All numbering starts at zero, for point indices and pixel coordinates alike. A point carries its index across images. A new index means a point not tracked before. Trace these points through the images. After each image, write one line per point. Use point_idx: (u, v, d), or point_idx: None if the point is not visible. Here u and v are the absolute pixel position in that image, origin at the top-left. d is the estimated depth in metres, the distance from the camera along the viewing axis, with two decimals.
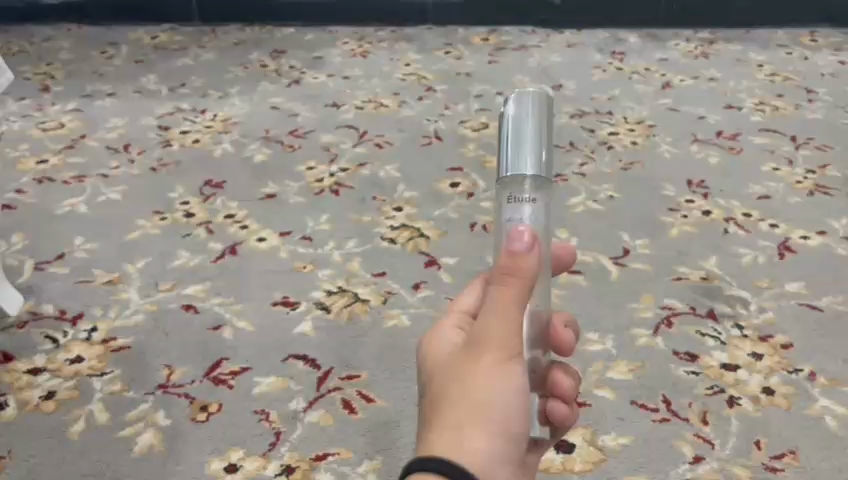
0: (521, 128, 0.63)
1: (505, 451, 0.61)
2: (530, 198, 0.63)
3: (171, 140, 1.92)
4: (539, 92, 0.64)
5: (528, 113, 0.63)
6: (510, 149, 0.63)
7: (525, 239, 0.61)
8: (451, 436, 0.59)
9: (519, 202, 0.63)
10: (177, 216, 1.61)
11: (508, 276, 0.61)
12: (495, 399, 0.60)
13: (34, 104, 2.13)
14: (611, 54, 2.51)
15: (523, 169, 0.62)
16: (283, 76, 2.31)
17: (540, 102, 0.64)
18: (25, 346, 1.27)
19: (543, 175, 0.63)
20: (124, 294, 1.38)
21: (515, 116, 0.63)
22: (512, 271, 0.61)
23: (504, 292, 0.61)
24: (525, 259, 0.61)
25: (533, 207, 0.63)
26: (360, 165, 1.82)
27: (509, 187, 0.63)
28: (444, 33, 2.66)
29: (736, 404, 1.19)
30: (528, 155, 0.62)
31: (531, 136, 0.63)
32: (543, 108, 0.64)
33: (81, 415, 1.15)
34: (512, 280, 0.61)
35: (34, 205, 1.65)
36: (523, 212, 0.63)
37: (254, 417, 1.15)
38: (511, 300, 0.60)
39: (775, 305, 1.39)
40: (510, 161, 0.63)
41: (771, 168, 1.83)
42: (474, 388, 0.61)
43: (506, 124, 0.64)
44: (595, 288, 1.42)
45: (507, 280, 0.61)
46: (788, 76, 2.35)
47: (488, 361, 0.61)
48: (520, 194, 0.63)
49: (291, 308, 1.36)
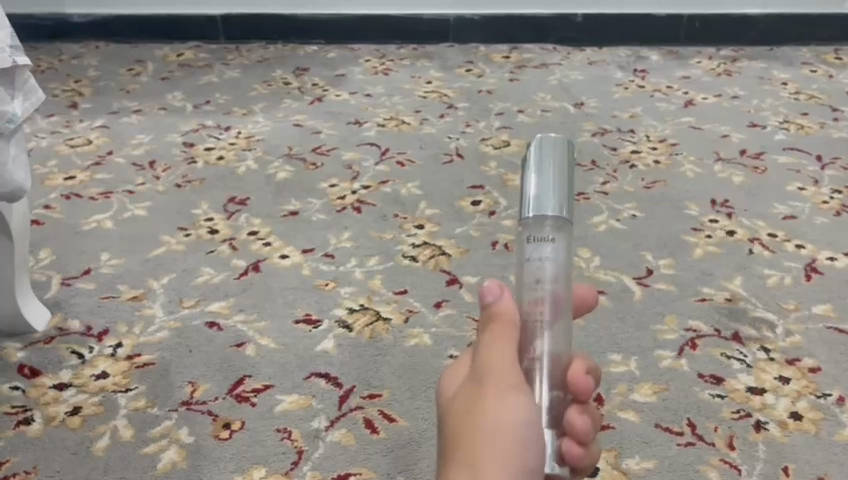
0: (541, 172, 0.67)
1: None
2: (551, 238, 0.67)
3: (196, 157, 1.94)
4: (560, 137, 0.69)
5: (550, 158, 0.68)
6: (532, 193, 0.67)
7: (495, 291, 0.71)
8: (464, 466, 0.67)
9: (540, 242, 0.67)
10: (201, 232, 1.63)
11: (493, 320, 0.69)
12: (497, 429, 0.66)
13: (63, 120, 2.17)
14: (633, 72, 2.50)
15: (546, 209, 0.67)
16: (306, 94, 2.33)
17: (561, 147, 0.68)
18: (52, 361, 1.28)
19: (565, 216, 0.67)
20: (149, 310, 1.40)
21: (536, 160, 0.68)
22: (493, 314, 0.70)
23: (490, 332, 0.69)
24: (502, 305, 0.70)
25: (554, 247, 0.67)
26: (382, 182, 1.83)
27: (531, 227, 0.68)
28: (465, 51, 2.67)
29: (762, 429, 1.17)
30: (551, 197, 0.67)
31: (552, 180, 0.67)
32: (563, 152, 0.68)
33: (106, 432, 1.16)
34: (494, 321, 0.69)
35: (62, 220, 1.67)
36: (544, 251, 0.67)
37: (277, 436, 1.15)
38: (498, 338, 0.69)
39: (802, 328, 1.37)
40: (532, 203, 0.67)
41: (796, 188, 1.82)
42: (478, 422, 0.68)
43: (527, 171, 0.68)
44: (618, 309, 1.41)
45: (492, 323, 0.70)
46: (813, 94, 2.33)
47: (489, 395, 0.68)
48: (542, 234, 0.67)
49: (313, 326, 1.36)
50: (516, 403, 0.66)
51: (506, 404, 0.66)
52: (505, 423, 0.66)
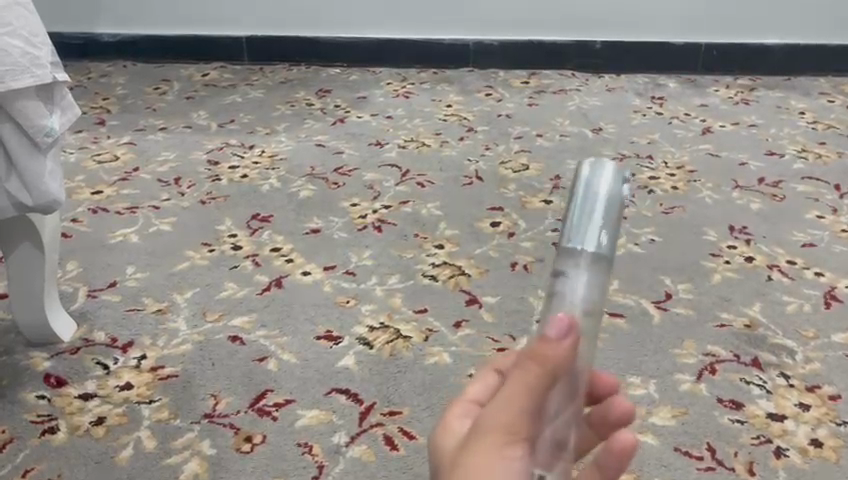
0: (592, 200, 0.55)
1: None
2: (586, 271, 0.54)
3: (220, 175, 1.97)
4: (618, 165, 0.56)
5: (603, 184, 0.55)
6: (574, 220, 0.55)
7: (561, 325, 0.53)
8: None
9: (573, 274, 0.55)
10: (225, 248, 1.65)
11: (528, 360, 0.52)
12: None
13: (91, 136, 2.21)
14: (651, 99, 2.53)
15: (585, 243, 0.54)
16: (328, 115, 2.37)
17: (618, 175, 0.56)
18: (77, 371, 1.30)
19: (605, 251, 0.54)
20: (172, 323, 1.42)
21: (587, 185, 0.55)
22: (531, 356, 0.52)
23: (521, 376, 0.52)
24: (552, 347, 0.52)
25: (589, 291, 0.54)
26: (403, 203, 1.85)
27: (566, 260, 0.55)
28: (484, 76, 2.71)
29: (783, 456, 1.17)
30: (593, 231, 0.54)
31: (602, 211, 0.55)
32: (619, 181, 0.56)
33: (129, 442, 1.17)
34: (529, 364, 0.52)
35: (89, 234, 1.70)
36: (576, 284, 0.55)
37: (298, 450, 1.16)
38: (522, 384, 0.52)
39: (822, 355, 1.37)
40: (571, 230, 0.55)
41: (815, 216, 1.82)
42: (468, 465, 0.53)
43: (574, 194, 0.56)
44: (636, 332, 1.42)
45: (527, 367, 0.52)
46: (831, 124, 2.34)
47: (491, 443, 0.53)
48: (578, 273, 0.55)
49: (334, 342, 1.38)
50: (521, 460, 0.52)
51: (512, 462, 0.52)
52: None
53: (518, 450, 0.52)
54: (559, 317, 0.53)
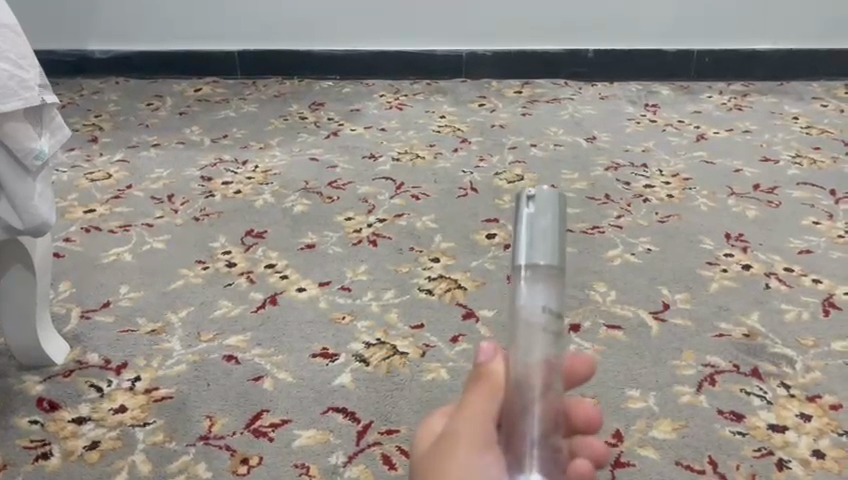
0: (538, 216, 0.52)
1: None
2: (543, 285, 0.52)
3: (214, 191, 1.97)
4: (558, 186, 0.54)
5: (548, 203, 0.53)
6: (524, 240, 0.52)
7: (487, 349, 0.58)
8: None
9: (531, 290, 0.52)
10: (219, 265, 1.64)
11: (477, 380, 0.58)
12: None
13: (83, 154, 2.20)
14: (644, 107, 2.52)
15: (537, 257, 0.51)
16: (321, 129, 2.36)
17: (560, 195, 0.54)
18: (71, 395, 1.28)
19: (557, 264, 0.52)
20: (167, 344, 1.40)
21: (532, 206, 0.53)
22: (477, 377, 0.58)
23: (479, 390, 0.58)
24: (492, 366, 0.57)
25: (550, 303, 0.52)
26: (398, 216, 1.84)
27: (522, 279, 0.52)
28: (477, 86, 2.70)
29: (785, 468, 1.16)
30: (545, 246, 0.51)
31: (550, 226, 0.52)
32: (561, 201, 0.53)
33: (124, 466, 1.16)
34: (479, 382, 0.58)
35: (82, 253, 1.69)
36: (537, 299, 0.52)
37: (295, 472, 1.15)
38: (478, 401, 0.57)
39: (822, 364, 1.36)
40: (523, 252, 0.52)
41: (810, 222, 1.82)
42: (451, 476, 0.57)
43: (520, 213, 0.53)
44: (634, 344, 1.41)
45: (478, 384, 0.58)
46: (824, 129, 2.34)
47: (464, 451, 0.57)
48: (535, 290, 0.52)
49: (330, 360, 1.37)
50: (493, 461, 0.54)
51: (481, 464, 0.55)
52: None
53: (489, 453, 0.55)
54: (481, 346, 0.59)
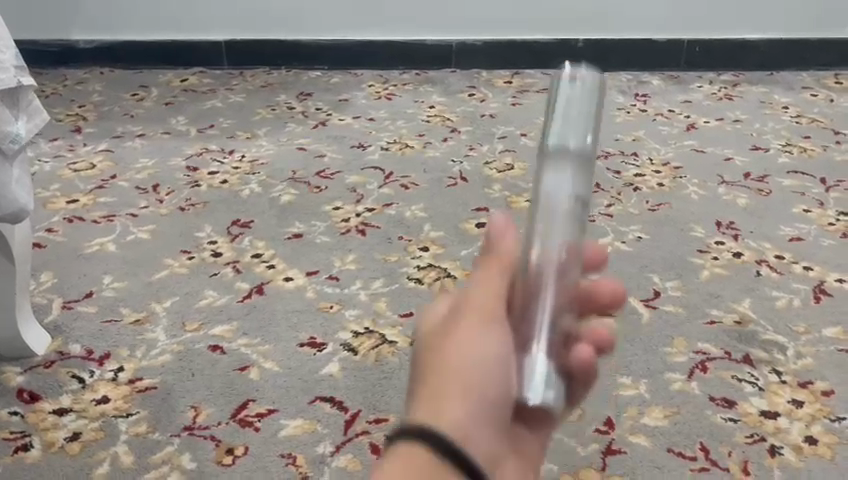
0: (577, 98, 0.62)
1: (487, 414, 0.58)
2: (572, 165, 0.60)
3: (200, 181, 1.94)
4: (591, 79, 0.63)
5: (581, 93, 0.62)
6: (560, 118, 0.61)
7: (505, 230, 0.63)
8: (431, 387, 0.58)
9: (562, 165, 0.60)
10: (205, 255, 1.62)
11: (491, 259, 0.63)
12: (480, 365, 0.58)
13: (66, 144, 2.17)
14: (635, 96, 2.51)
15: (569, 137, 0.60)
16: (309, 118, 2.34)
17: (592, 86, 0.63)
18: (51, 386, 1.26)
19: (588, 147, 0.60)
20: (151, 334, 1.38)
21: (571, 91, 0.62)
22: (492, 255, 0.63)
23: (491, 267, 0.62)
24: (506, 245, 0.63)
25: (578, 181, 0.60)
26: (387, 205, 1.82)
27: (552, 154, 0.60)
28: (467, 76, 2.68)
29: (777, 454, 1.14)
30: (578, 126, 0.60)
31: (585, 108, 0.61)
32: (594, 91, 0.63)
33: (106, 458, 1.13)
34: (494, 258, 0.63)
35: (65, 244, 1.66)
36: (565, 178, 0.60)
37: (282, 462, 1.13)
38: (492, 276, 0.62)
39: (813, 350, 1.35)
40: (557, 130, 0.61)
41: (801, 210, 1.81)
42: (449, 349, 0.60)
43: (561, 94, 0.62)
44: (625, 331, 1.39)
45: (492, 261, 0.63)
46: (815, 118, 2.34)
47: (466, 323, 0.61)
48: (564, 169, 0.60)
49: (317, 349, 1.34)
50: (501, 338, 0.60)
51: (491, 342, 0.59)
52: (486, 360, 0.58)
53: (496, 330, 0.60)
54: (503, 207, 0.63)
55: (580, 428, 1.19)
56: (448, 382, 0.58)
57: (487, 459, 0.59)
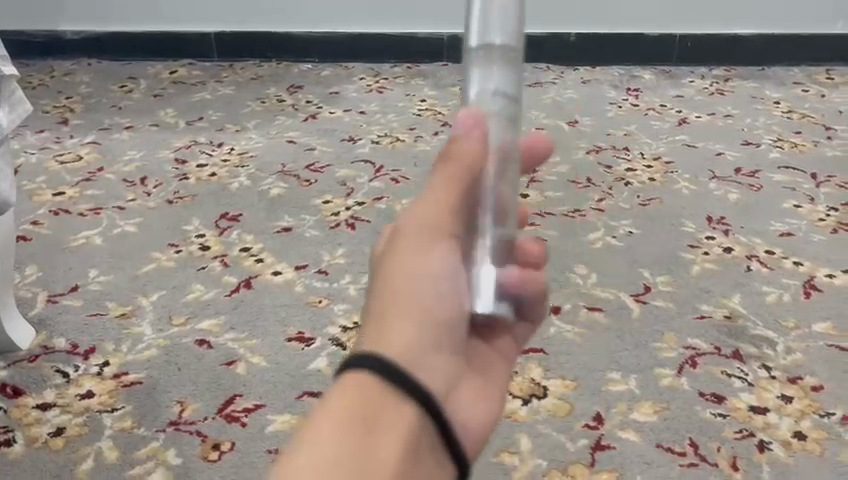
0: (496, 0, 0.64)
1: (434, 335, 0.63)
2: (499, 64, 0.64)
3: (188, 174, 1.92)
4: None
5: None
6: (479, 24, 0.64)
7: (471, 124, 0.63)
8: (377, 321, 0.62)
9: (488, 66, 0.64)
10: (192, 249, 1.60)
11: (448, 159, 0.64)
12: (423, 292, 0.63)
13: (53, 136, 2.15)
14: (626, 91, 2.50)
15: (494, 37, 0.64)
16: (299, 111, 2.32)
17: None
18: (35, 381, 1.24)
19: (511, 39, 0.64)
20: (137, 328, 1.36)
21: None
22: (449, 157, 0.64)
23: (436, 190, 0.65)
24: (466, 144, 0.63)
25: (504, 79, 0.64)
26: (377, 199, 1.81)
27: (478, 59, 0.64)
28: (458, 70, 2.67)
29: (766, 450, 1.14)
30: (499, 27, 0.64)
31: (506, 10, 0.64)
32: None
33: (90, 453, 1.12)
34: (450, 159, 0.64)
35: (50, 237, 1.64)
36: (493, 76, 0.64)
37: (268, 457, 1.12)
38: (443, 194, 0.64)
39: (803, 345, 1.35)
40: (478, 32, 0.64)
41: (792, 205, 1.81)
42: (397, 273, 0.64)
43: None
44: (615, 326, 1.39)
45: (446, 163, 0.64)
46: (806, 113, 2.33)
47: (408, 245, 0.65)
48: (490, 67, 0.64)
49: (306, 344, 1.33)
50: (444, 259, 0.64)
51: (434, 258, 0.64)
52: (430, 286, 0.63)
53: (439, 250, 0.64)
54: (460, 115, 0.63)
55: (569, 424, 1.18)
56: (395, 305, 0.63)
57: (442, 381, 0.64)
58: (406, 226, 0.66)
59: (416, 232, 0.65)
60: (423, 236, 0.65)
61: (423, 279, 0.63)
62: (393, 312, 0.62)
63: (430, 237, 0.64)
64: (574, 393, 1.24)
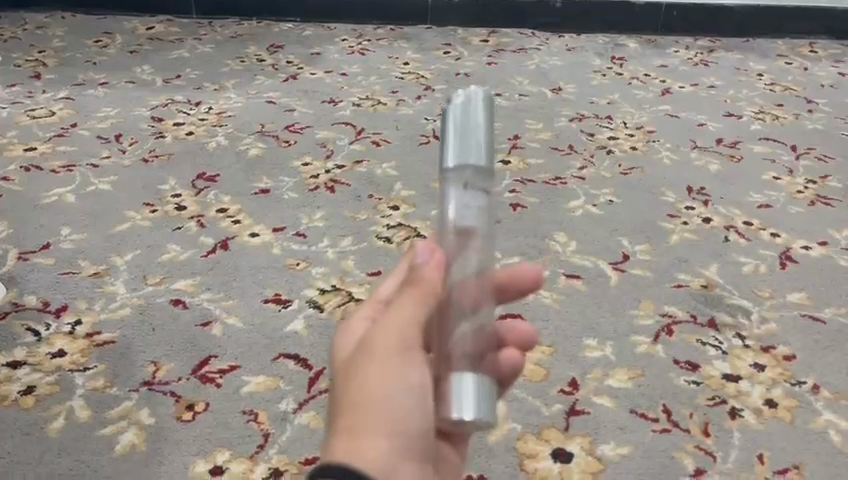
0: (466, 123, 0.60)
1: (405, 447, 0.57)
2: (472, 189, 0.59)
3: (164, 132, 1.88)
4: (483, 99, 0.62)
5: (475, 111, 0.61)
6: (452, 144, 0.60)
7: (424, 252, 0.59)
8: (346, 436, 0.57)
9: (462, 193, 0.59)
10: (168, 208, 1.57)
11: (413, 284, 0.60)
12: (391, 400, 0.57)
13: (25, 90, 2.09)
14: (611, 59, 2.48)
15: (467, 160, 0.59)
16: (280, 72, 2.27)
17: (485, 107, 0.62)
18: (5, 338, 1.22)
19: (487, 166, 0.59)
20: (111, 287, 1.34)
21: (461, 110, 0.60)
22: (412, 283, 0.60)
23: (409, 297, 0.60)
24: (427, 272, 0.59)
25: (475, 207, 0.59)
26: (357, 162, 1.79)
27: (450, 182, 0.59)
28: (442, 34, 2.63)
29: (737, 416, 1.15)
30: (473, 148, 0.59)
31: (477, 131, 0.60)
32: (485, 111, 0.61)
33: (61, 412, 1.11)
34: (417, 286, 0.59)
35: (21, 193, 1.60)
36: (466, 205, 0.59)
37: (243, 418, 1.11)
38: (413, 306, 0.59)
39: (777, 315, 1.36)
40: (454, 153, 0.59)
41: (772, 177, 1.81)
42: (368, 381, 0.59)
43: (450, 119, 0.61)
44: (592, 294, 1.39)
45: (413, 288, 0.60)
46: (788, 86, 2.33)
47: (378, 362, 0.59)
48: (462, 191, 0.59)
49: (282, 306, 1.32)
50: (413, 369, 0.58)
51: (410, 369, 0.58)
52: (401, 397, 0.57)
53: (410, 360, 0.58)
54: (417, 245, 0.60)
55: (545, 389, 1.19)
56: (366, 421, 0.58)
57: None
58: (377, 335, 0.60)
59: (382, 345, 0.60)
60: (392, 350, 0.59)
61: (390, 397, 0.57)
62: (357, 434, 0.57)
63: (402, 350, 0.59)
64: (551, 359, 1.25)
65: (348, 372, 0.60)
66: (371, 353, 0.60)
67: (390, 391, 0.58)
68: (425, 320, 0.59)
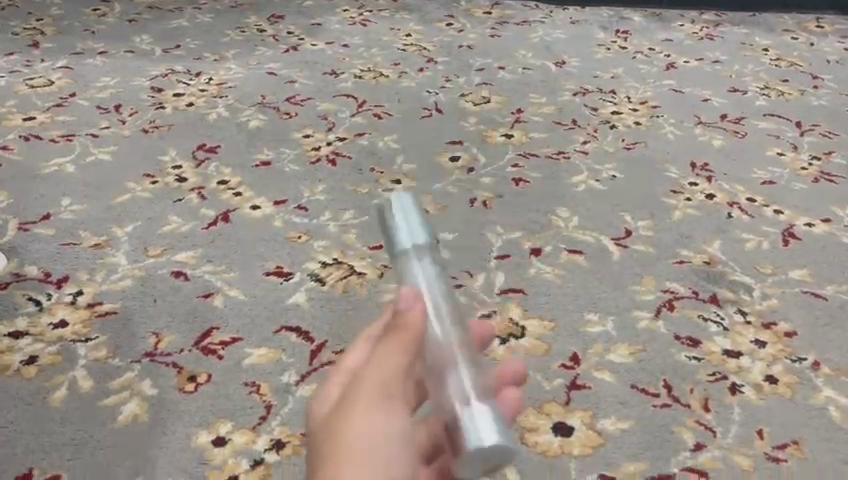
0: None
1: None
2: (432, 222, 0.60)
3: (164, 103, 1.86)
4: None
5: None
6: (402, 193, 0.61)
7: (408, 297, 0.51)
8: None
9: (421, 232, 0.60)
10: (169, 180, 1.56)
11: (397, 331, 0.50)
12: (380, 470, 0.46)
13: (23, 59, 2.06)
14: (615, 33, 2.46)
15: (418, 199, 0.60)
16: (281, 42, 2.24)
17: None
18: (7, 308, 1.22)
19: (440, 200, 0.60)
20: (112, 258, 1.33)
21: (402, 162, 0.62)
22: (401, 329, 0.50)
23: (389, 343, 0.50)
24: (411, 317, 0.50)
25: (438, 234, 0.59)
26: (359, 135, 1.77)
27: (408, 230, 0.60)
28: (445, 5, 2.59)
29: (737, 392, 1.16)
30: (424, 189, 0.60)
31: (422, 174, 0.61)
32: None
33: (63, 382, 1.11)
34: (402, 332, 0.49)
35: (21, 162, 1.59)
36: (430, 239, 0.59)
37: (245, 390, 1.11)
38: (398, 356, 0.49)
39: (778, 292, 1.36)
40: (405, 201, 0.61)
41: (775, 153, 1.80)
42: (349, 458, 0.46)
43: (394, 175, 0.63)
44: (594, 269, 1.39)
45: (398, 336, 0.50)
46: (793, 62, 2.31)
47: (358, 429, 0.47)
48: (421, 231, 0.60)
49: (284, 279, 1.32)
50: (401, 432, 0.48)
51: (395, 436, 0.47)
52: (390, 462, 0.47)
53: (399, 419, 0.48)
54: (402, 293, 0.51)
55: (546, 363, 1.19)
56: None
57: None
58: (354, 396, 0.49)
59: (363, 406, 0.48)
60: (377, 411, 0.48)
61: (380, 465, 0.46)
62: None
63: (388, 409, 0.48)
64: (552, 333, 1.25)
65: (318, 451, 0.47)
66: (344, 418, 0.48)
67: (376, 466, 0.46)
68: (411, 374, 0.49)
